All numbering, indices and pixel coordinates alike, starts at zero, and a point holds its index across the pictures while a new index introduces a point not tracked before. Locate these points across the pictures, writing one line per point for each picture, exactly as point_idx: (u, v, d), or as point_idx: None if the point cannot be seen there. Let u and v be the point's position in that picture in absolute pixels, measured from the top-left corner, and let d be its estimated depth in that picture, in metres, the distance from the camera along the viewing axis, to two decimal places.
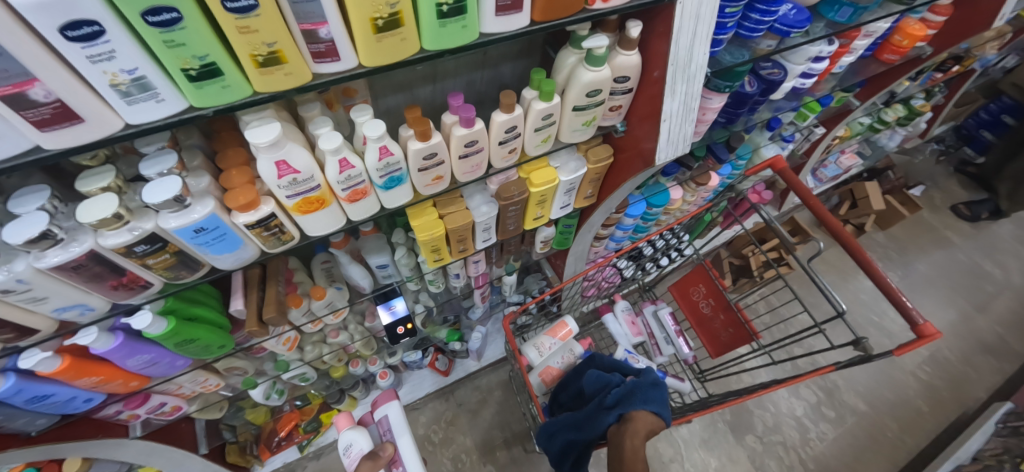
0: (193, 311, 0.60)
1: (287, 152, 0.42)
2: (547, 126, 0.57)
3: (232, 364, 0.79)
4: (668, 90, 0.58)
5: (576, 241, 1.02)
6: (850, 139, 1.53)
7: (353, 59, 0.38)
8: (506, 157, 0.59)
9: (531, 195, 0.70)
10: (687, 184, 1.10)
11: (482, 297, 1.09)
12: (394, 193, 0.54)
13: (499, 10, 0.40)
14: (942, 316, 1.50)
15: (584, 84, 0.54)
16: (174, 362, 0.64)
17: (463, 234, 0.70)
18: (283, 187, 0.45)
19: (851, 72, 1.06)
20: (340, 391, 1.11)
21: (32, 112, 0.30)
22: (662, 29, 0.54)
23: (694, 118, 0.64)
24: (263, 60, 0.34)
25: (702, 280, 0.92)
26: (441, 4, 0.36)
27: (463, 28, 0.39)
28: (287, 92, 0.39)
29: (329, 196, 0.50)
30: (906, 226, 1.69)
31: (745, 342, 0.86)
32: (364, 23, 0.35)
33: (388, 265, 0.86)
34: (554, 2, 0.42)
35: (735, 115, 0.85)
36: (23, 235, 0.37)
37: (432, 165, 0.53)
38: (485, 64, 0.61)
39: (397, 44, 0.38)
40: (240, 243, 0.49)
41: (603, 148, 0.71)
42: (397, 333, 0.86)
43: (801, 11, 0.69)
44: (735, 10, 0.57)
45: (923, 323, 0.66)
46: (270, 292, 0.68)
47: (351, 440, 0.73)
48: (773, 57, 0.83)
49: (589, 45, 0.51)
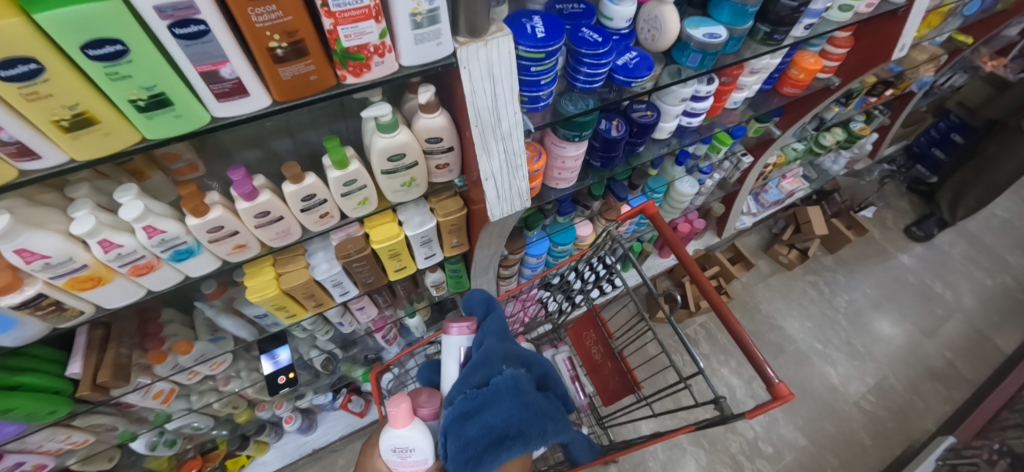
0: (15, 380, 0.59)
1: (26, 239, 0.42)
2: (356, 190, 0.57)
3: (95, 419, 0.78)
4: (480, 149, 0.57)
5: (473, 283, 1.00)
6: (788, 164, 1.50)
7: (61, 155, 0.38)
8: (320, 222, 0.58)
9: (376, 250, 0.69)
10: (596, 219, 1.10)
11: (387, 338, 1.09)
12: (191, 263, 0.54)
13: (220, 97, 0.40)
14: (890, 342, 1.44)
15: (380, 149, 0.53)
16: (3, 428, 0.63)
17: (308, 290, 0.69)
18: (39, 270, 0.44)
19: (757, 101, 1.04)
20: (244, 437, 1.10)
21: None
22: (458, 91, 0.53)
23: (525, 174, 0.63)
24: None
25: (593, 326, 0.90)
26: (134, 100, 0.36)
27: (179, 117, 0.39)
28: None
29: (108, 273, 0.49)
30: (856, 247, 1.64)
31: (629, 393, 0.83)
32: (47, 124, 0.35)
33: (266, 314, 0.85)
34: (286, 83, 0.41)
35: (610, 157, 0.83)
36: None
37: (224, 236, 0.52)
38: (347, 114, 0.72)
39: (104, 138, 0.38)
40: (16, 322, 0.48)
41: (452, 201, 0.70)
42: (278, 383, 0.90)
43: (645, 59, 0.68)
44: (542, 68, 0.56)
45: (777, 384, 0.63)
46: (110, 354, 0.67)
47: (405, 442, 0.60)
48: (646, 99, 0.82)
49: (372, 114, 0.50)
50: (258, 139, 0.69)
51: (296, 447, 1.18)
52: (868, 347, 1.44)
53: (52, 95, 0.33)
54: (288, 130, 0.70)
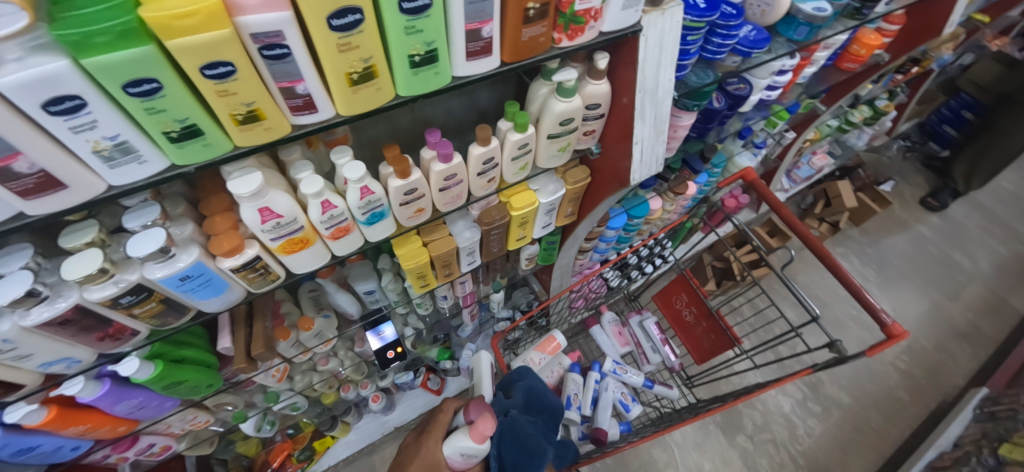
0: (180, 353, 0.60)
1: (270, 199, 0.43)
2: (523, 155, 0.59)
3: (221, 399, 0.79)
4: (638, 114, 0.60)
5: (560, 256, 1.04)
6: (820, 140, 1.57)
7: (330, 110, 0.39)
8: (485, 186, 0.61)
9: (511, 218, 0.72)
10: (665, 194, 1.13)
11: (470, 314, 1.12)
12: (376, 227, 0.55)
13: (470, 55, 0.42)
14: (916, 307, 1.56)
15: (556, 114, 0.56)
16: (162, 404, 0.64)
17: (447, 259, 0.71)
18: (267, 231, 0.46)
19: (816, 79, 1.11)
20: (332, 418, 1.13)
21: (17, 183, 0.31)
22: (627, 58, 0.57)
23: (665, 139, 0.67)
24: (242, 118, 0.35)
25: (685, 290, 0.95)
26: (412, 55, 0.38)
27: (435, 74, 0.41)
28: (266, 145, 0.40)
29: (313, 235, 0.51)
30: (878, 220, 1.75)
31: (727, 348, 0.89)
32: (339, 78, 0.36)
33: (375, 290, 0.87)
34: (521, 43, 0.44)
35: (706, 129, 0.88)
36: (9, 295, 0.37)
37: (413, 199, 0.54)
38: (466, 90, 0.71)
39: (373, 94, 0.40)
40: (226, 286, 0.49)
41: (579, 170, 0.74)
42: (388, 358, 0.91)
43: (760, 32, 0.73)
44: (696, 37, 0.60)
45: (892, 323, 0.70)
46: (257, 328, 0.69)
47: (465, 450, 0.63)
48: (740, 74, 0.86)
49: (559, 78, 0.53)
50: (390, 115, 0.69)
51: (377, 427, 1.20)
52: (897, 311, 1.55)
53: (359, 47, 0.35)
54: (414, 107, 0.68)
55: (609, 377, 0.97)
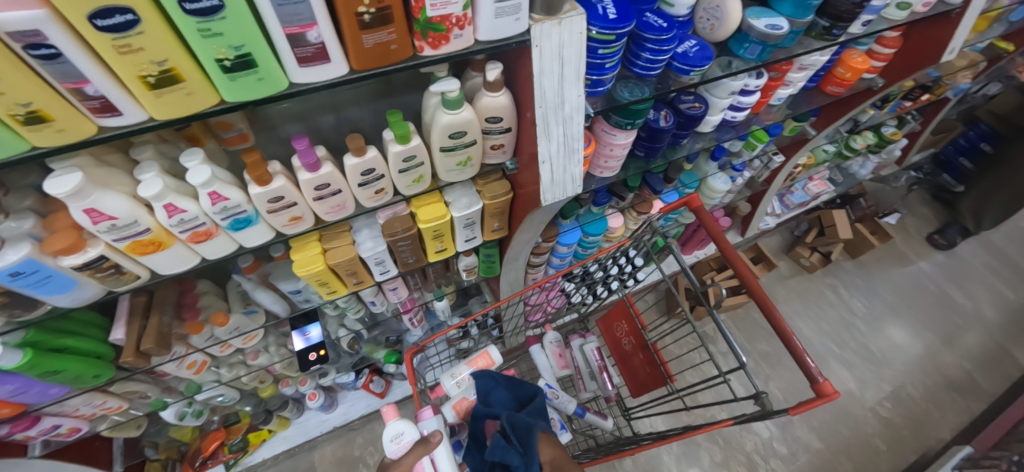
0: (61, 342, 0.59)
1: (96, 200, 0.41)
2: (413, 167, 0.56)
3: (130, 387, 0.79)
4: (541, 131, 0.56)
5: (504, 270, 1.00)
6: (817, 166, 1.47)
7: (140, 113, 0.37)
8: (375, 197, 0.58)
9: (422, 230, 0.68)
10: (628, 212, 1.08)
11: (413, 321, 1.09)
12: (247, 233, 0.53)
13: (302, 61, 0.39)
14: (907, 350, 1.44)
15: (443, 126, 0.53)
16: (46, 390, 0.63)
17: (352, 268, 0.68)
18: (104, 232, 0.44)
19: (798, 100, 1.02)
20: (267, 411, 1.11)
21: None
22: (526, 70, 0.52)
23: (580, 159, 0.62)
24: (24, 119, 0.33)
25: (625, 317, 0.90)
26: (220, 60, 0.35)
27: (260, 80, 0.38)
28: (76, 145, 0.38)
29: (168, 238, 0.49)
30: (877, 253, 1.63)
31: (660, 384, 0.83)
32: (133, 80, 0.34)
33: (301, 290, 0.84)
34: (367, 52, 0.40)
35: (653, 148, 0.81)
36: None
37: (282, 207, 0.52)
38: (387, 93, 0.67)
39: (186, 98, 0.37)
40: (75, 283, 0.48)
41: (499, 184, 0.70)
42: (309, 360, 0.89)
43: (704, 48, 0.67)
44: (609, 52, 0.55)
45: (822, 382, 0.63)
46: (153, 321, 0.67)
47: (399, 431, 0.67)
48: (694, 90, 0.80)
49: (440, 89, 0.49)
50: (306, 114, 0.64)
51: (316, 424, 1.19)
52: (885, 351, 1.44)
53: (144, 49, 0.32)
54: (329, 106, 0.65)
55: None
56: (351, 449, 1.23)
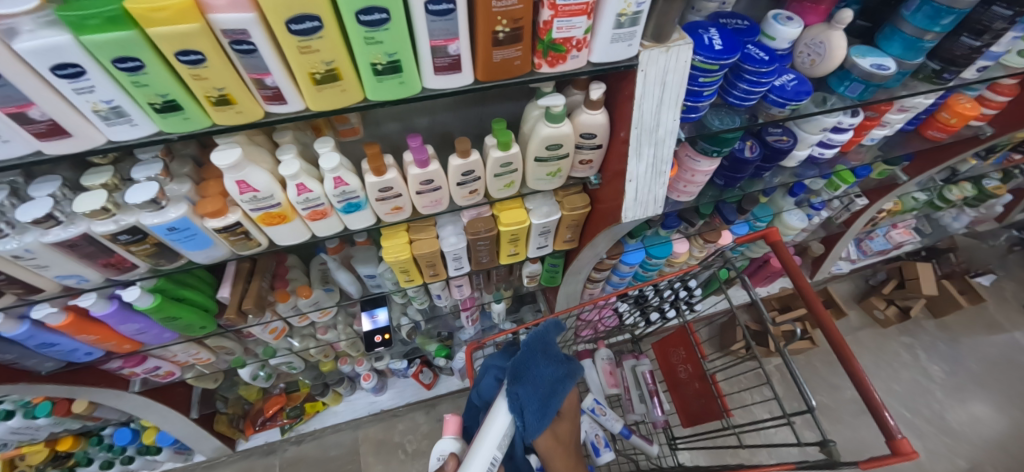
0: (181, 292, 0.68)
1: (247, 173, 0.48)
2: (507, 173, 0.60)
3: (221, 342, 0.88)
4: (633, 151, 0.58)
5: (565, 281, 1.01)
6: (903, 213, 1.37)
7: (300, 103, 0.43)
8: (468, 197, 0.62)
9: (500, 232, 0.72)
10: (693, 239, 1.07)
11: (470, 319, 1.13)
12: (355, 216, 0.59)
13: (438, 70, 0.43)
14: (992, 428, 1.29)
15: (542, 138, 0.56)
16: (161, 334, 0.73)
17: (431, 260, 0.73)
18: (246, 201, 0.51)
19: (892, 142, 0.97)
20: (325, 385, 1.19)
21: (32, 126, 0.38)
22: (627, 91, 0.55)
23: (666, 181, 0.63)
24: (216, 100, 0.40)
25: (683, 344, 0.88)
26: (374, 64, 0.40)
27: (401, 84, 0.43)
28: (245, 125, 0.44)
29: (291, 213, 0.55)
30: (965, 316, 1.48)
31: (715, 418, 0.81)
32: (304, 76, 0.40)
33: (375, 275, 0.91)
34: (494, 65, 0.44)
35: (734, 178, 0.81)
36: (30, 214, 0.46)
37: (389, 197, 0.57)
38: (477, 101, 0.70)
39: (339, 94, 0.43)
40: (211, 243, 0.55)
41: (579, 197, 0.72)
42: (375, 342, 0.94)
43: (803, 83, 0.66)
44: (710, 80, 0.56)
45: (901, 439, 0.59)
46: (254, 286, 0.76)
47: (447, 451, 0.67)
48: (784, 124, 0.79)
49: (546, 103, 0.53)
50: (402, 116, 0.68)
51: (365, 405, 1.26)
52: (965, 426, 1.30)
53: (319, 51, 0.38)
54: (423, 111, 0.68)
55: (584, 415, 0.92)
56: (392, 434, 1.28)
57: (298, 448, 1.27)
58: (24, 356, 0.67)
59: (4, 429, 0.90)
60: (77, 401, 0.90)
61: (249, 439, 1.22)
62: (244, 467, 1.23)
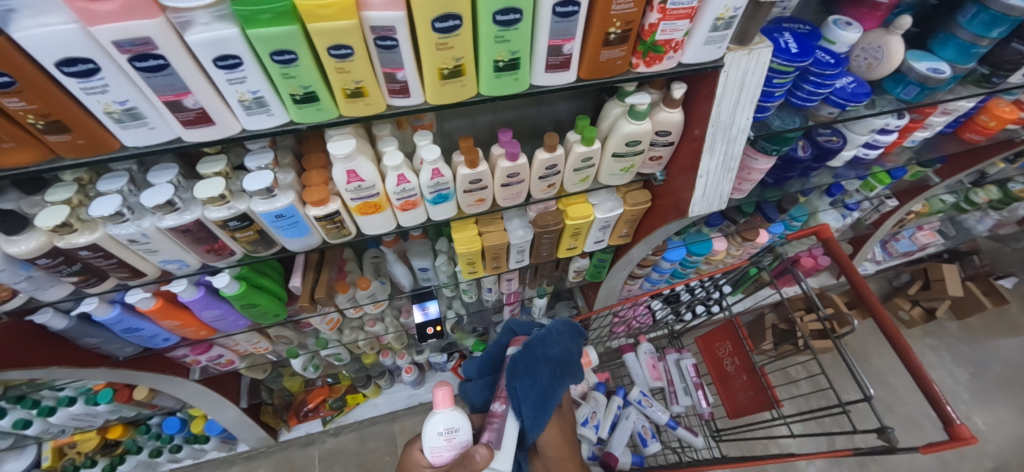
0: (260, 280, 0.71)
1: (357, 164, 0.50)
2: (586, 168, 0.63)
3: (280, 332, 0.91)
4: (707, 148, 0.61)
5: (609, 276, 1.04)
6: (929, 215, 1.40)
7: (420, 97, 0.46)
8: (545, 191, 0.65)
9: (565, 226, 0.75)
10: (732, 237, 1.09)
11: (511, 314, 1.15)
12: (441, 207, 0.61)
13: (549, 68, 0.46)
14: (1017, 427, 1.32)
15: (624, 135, 0.59)
16: (237, 321, 0.75)
17: (497, 252, 0.75)
18: (350, 191, 0.53)
19: (929, 145, 1.00)
20: (367, 377, 1.22)
21: (183, 114, 0.40)
22: (705, 91, 0.57)
23: (733, 177, 0.66)
24: (350, 92, 0.42)
25: (730, 338, 0.91)
26: (497, 61, 0.43)
27: (515, 80, 0.46)
28: (365, 117, 0.47)
29: (385, 203, 0.58)
30: (987, 318, 1.51)
31: (764, 408, 0.83)
32: (433, 71, 0.42)
33: (429, 268, 0.93)
34: (599, 64, 0.47)
35: (784, 177, 0.84)
36: (154, 200, 0.49)
37: (476, 189, 0.60)
38: (539, 100, 0.75)
39: (458, 89, 0.45)
40: (308, 231, 0.58)
41: (641, 193, 0.75)
42: (427, 334, 0.97)
43: (861, 86, 0.69)
44: (784, 81, 0.59)
45: (959, 424, 0.62)
46: (324, 276, 0.79)
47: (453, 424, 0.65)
48: (833, 125, 0.81)
49: (632, 101, 0.56)
50: (468, 112, 0.73)
51: (404, 398, 1.29)
52: (990, 425, 1.32)
53: (453, 48, 0.41)
54: (488, 108, 0.73)
55: (631, 406, 0.95)
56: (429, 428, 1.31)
57: (336, 440, 1.30)
58: (107, 341, 0.70)
59: (67, 415, 0.93)
60: (137, 389, 0.93)
61: (291, 430, 1.25)
62: (284, 457, 1.26)
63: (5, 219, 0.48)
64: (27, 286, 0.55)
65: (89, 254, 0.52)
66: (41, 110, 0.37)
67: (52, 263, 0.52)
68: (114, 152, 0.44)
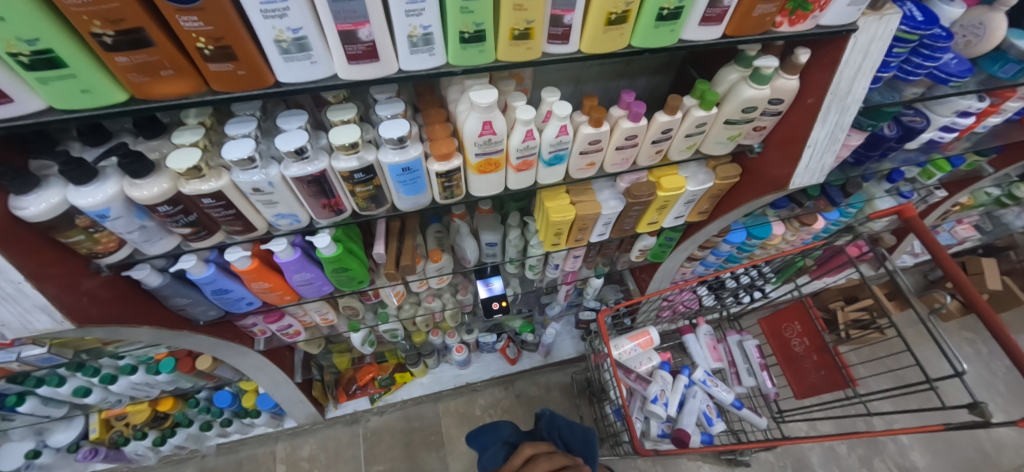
0: (351, 245, 0.69)
1: (494, 115, 0.49)
2: (697, 134, 0.63)
3: (349, 302, 0.90)
4: (820, 117, 0.61)
5: (671, 256, 1.03)
6: (971, 209, 1.42)
7: (575, 45, 0.45)
8: (652, 156, 0.65)
9: (655, 199, 0.74)
10: (790, 221, 1.09)
11: (566, 294, 1.15)
12: (552, 170, 0.61)
13: (703, 21, 0.46)
14: None
15: (743, 100, 0.59)
16: (321, 287, 0.74)
17: (586, 223, 0.75)
18: (478, 145, 0.52)
19: (994, 133, 1.01)
20: (417, 355, 1.22)
21: (352, 47, 0.39)
22: (827, 59, 0.57)
23: (837, 149, 0.66)
24: (517, 34, 0.41)
25: (800, 319, 0.91)
26: (663, 8, 0.42)
27: (670, 31, 0.45)
28: (517, 64, 0.46)
29: (503, 162, 0.57)
30: (1019, 313, 1.54)
31: (838, 388, 0.84)
32: (601, 16, 0.42)
33: (498, 243, 0.91)
34: (749, 19, 0.47)
35: (866, 156, 0.84)
36: (290, 144, 0.47)
37: (592, 151, 0.59)
38: (626, 73, 0.75)
39: (616, 38, 0.45)
40: (423, 189, 0.58)
41: (732, 166, 0.75)
42: (493, 308, 0.95)
43: (962, 62, 0.69)
44: (903, 50, 0.59)
45: None
46: (407, 243, 0.78)
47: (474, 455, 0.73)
48: (915, 105, 0.82)
49: (759, 64, 0.55)
50: (556, 83, 0.72)
51: (449, 378, 1.30)
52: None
53: None
54: (576, 79, 0.73)
55: (697, 386, 0.97)
56: (473, 409, 1.32)
57: (380, 419, 1.30)
58: (194, 302, 0.69)
59: (128, 384, 0.91)
60: (201, 358, 0.91)
61: (338, 407, 1.25)
62: (330, 435, 1.26)
63: (135, 160, 0.45)
64: (138, 237, 0.54)
65: (211, 203, 0.51)
66: (216, 32, 0.35)
67: (171, 212, 0.51)
68: (265, 88, 0.42)
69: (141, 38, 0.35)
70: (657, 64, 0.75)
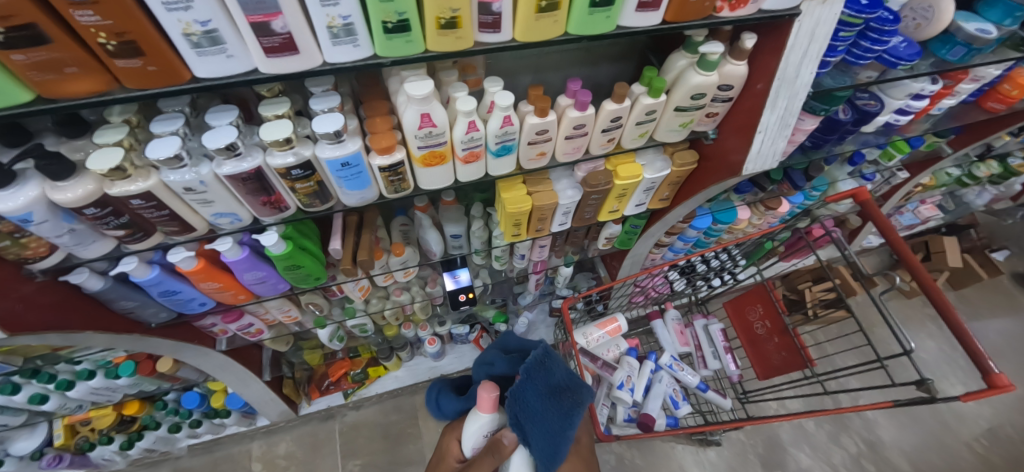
0: (303, 241, 0.68)
1: (432, 107, 0.48)
2: (648, 121, 0.62)
3: (311, 299, 0.89)
4: (770, 102, 0.61)
5: (638, 243, 1.04)
6: (933, 189, 1.45)
7: (509, 33, 0.44)
8: (604, 145, 0.65)
9: (613, 187, 0.74)
10: (755, 206, 1.10)
11: (536, 283, 1.15)
12: (502, 161, 0.60)
13: (640, 7, 0.45)
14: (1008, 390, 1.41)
15: (691, 86, 0.58)
16: (277, 284, 0.73)
17: (544, 213, 0.74)
18: (419, 138, 0.51)
19: (950, 114, 1.02)
20: (390, 349, 1.22)
21: (268, 39, 0.37)
22: (774, 44, 0.56)
23: (788, 134, 0.66)
24: (444, 23, 0.40)
25: (762, 301, 0.93)
26: None
27: (606, 18, 0.45)
28: (450, 54, 0.45)
29: (449, 154, 0.56)
30: (980, 289, 1.59)
31: (797, 368, 0.86)
32: (530, 3, 0.41)
33: (462, 235, 0.90)
34: (687, 5, 0.47)
35: (823, 140, 0.85)
36: (217, 142, 0.45)
37: (541, 141, 0.58)
38: (585, 60, 0.74)
39: (550, 25, 0.44)
40: (368, 183, 0.56)
41: (688, 153, 0.75)
42: (459, 300, 0.95)
43: (911, 45, 0.70)
44: (849, 34, 0.59)
45: (997, 374, 0.65)
46: (364, 238, 0.77)
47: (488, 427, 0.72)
48: (870, 88, 0.82)
49: (704, 50, 0.55)
50: (511, 71, 0.71)
51: (425, 370, 1.30)
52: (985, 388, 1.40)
53: None
54: (532, 68, 0.72)
55: (664, 371, 0.99)
56: None
57: (357, 413, 1.30)
58: (143, 305, 0.68)
59: (87, 389, 0.89)
60: (161, 361, 0.89)
61: (312, 403, 1.25)
62: (307, 432, 1.26)
63: (53, 161, 0.43)
64: (69, 241, 0.52)
65: (140, 204, 0.49)
66: (116, 26, 0.33)
67: (99, 214, 0.48)
68: (182, 84, 0.40)
69: (35, 34, 0.33)
70: (614, 50, 0.74)
